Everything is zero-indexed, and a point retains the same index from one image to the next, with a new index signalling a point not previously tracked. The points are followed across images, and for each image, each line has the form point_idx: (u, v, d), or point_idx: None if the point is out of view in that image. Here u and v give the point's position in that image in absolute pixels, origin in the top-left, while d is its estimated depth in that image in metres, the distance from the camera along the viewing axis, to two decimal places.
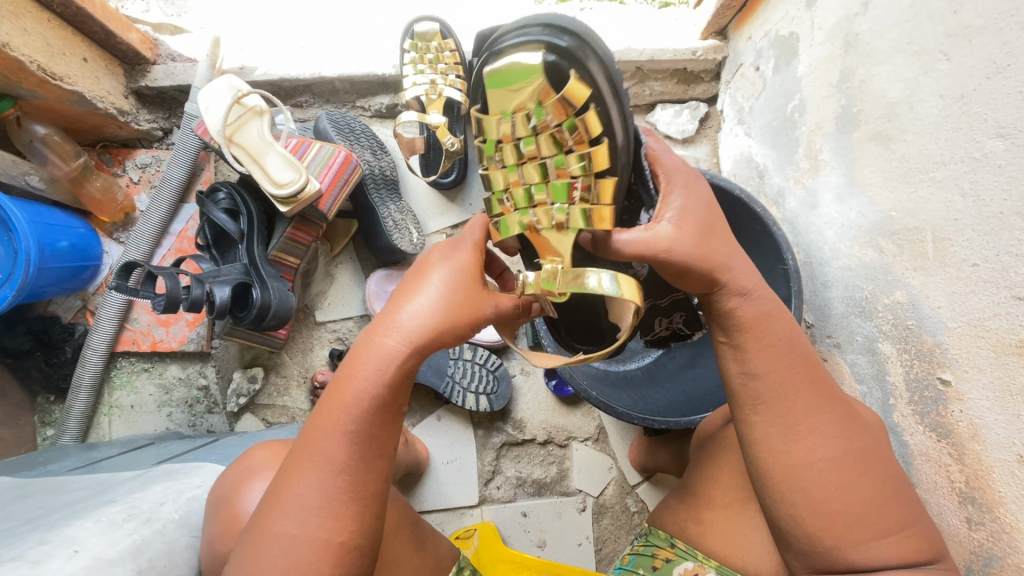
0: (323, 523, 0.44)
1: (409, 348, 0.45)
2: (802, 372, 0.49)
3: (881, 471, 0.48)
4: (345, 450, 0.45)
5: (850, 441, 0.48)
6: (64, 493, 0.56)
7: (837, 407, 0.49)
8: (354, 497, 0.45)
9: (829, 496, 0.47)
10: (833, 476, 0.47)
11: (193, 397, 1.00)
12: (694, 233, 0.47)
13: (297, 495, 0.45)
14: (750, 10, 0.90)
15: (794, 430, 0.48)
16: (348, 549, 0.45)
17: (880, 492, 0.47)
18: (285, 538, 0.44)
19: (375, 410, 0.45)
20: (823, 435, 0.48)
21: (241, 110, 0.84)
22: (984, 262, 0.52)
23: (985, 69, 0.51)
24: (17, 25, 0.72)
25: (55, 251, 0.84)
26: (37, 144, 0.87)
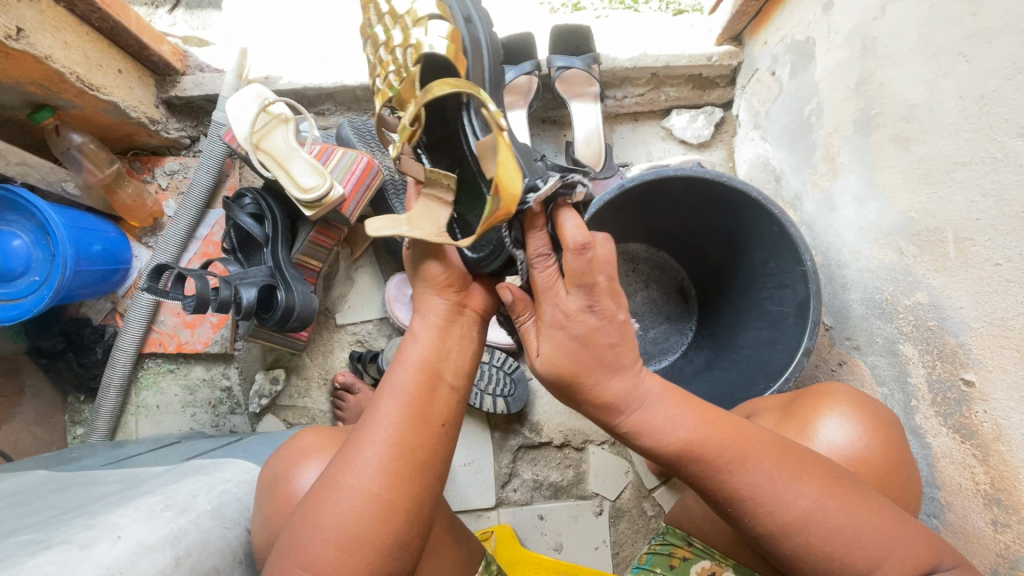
0: (375, 477, 0.45)
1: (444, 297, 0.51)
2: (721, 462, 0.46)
3: (839, 515, 0.45)
4: (396, 404, 0.47)
5: (794, 510, 0.45)
6: (101, 485, 0.58)
7: (759, 487, 0.45)
8: (407, 455, 0.46)
9: (802, 557, 0.45)
10: (787, 543, 0.45)
11: (217, 398, 1.02)
12: (568, 354, 0.47)
13: (355, 450, 0.46)
14: (766, 16, 0.91)
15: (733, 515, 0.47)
16: (397, 510, 0.45)
17: (848, 542, 0.44)
18: (340, 491, 0.45)
19: (421, 371, 0.49)
20: (761, 516, 0.45)
21: (267, 117, 0.86)
22: (1008, 261, 0.52)
23: (1004, 70, 0.52)
24: (58, 38, 0.75)
25: (89, 255, 0.87)
26: (74, 153, 0.91)
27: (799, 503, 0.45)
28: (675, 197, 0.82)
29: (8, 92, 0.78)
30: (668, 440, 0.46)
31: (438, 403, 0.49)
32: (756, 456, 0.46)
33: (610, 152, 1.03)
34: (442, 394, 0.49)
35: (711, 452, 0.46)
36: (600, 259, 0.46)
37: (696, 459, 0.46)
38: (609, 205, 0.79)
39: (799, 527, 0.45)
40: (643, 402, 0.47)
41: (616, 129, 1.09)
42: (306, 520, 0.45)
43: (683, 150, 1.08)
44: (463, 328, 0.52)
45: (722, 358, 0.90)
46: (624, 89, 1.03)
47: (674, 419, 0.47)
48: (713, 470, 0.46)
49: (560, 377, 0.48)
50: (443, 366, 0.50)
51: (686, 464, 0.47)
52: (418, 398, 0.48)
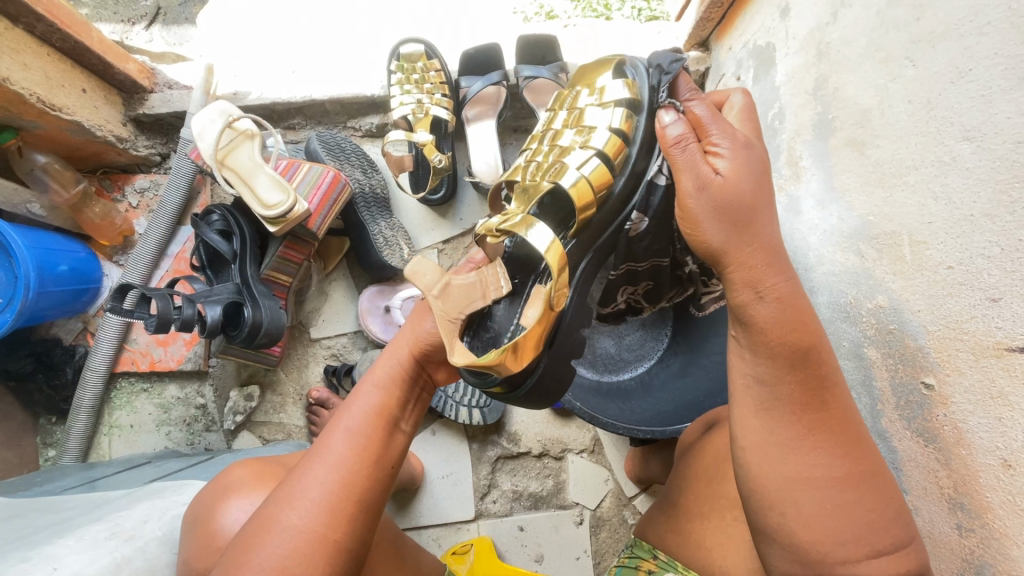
0: (321, 515, 0.45)
1: (411, 354, 0.52)
2: (816, 378, 0.45)
3: (875, 516, 0.43)
4: (349, 445, 0.48)
5: (853, 460, 0.44)
6: (54, 512, 0.57)
7: (842, 420, 0.45)
8: (355, 495, 0.46)
9: (818, 519, 0.44)
10: (833, 494, 0.43)
11: (192, 415, 1.01)
12: (752, 177, 0.47)
13: (300, 489, 0.46)
14: (729, 21, 0.91)
15: (795, 442, 0.45)
16: (339, 552, 0.45)
17: (873, 520, 0.43)
18: (284, 530, 0.44)
19: (377, 417, 0.50)
20: (818, 450, 0.44)
21: (231, 133, 0.86)
22: (960, 264, 0.52)
23: (948, 74, 0.52)
24: (17, 60, 0.75)
25: (55, 275, 0.87)
26: (38, 173, 0.90)
27: (847, 463, 0.44)
28: None
29: None
30: (781, 332, 0.46)
31: (391, 448, 0.50)
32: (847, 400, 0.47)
33: None
34: (395, 441, 0.51)
35: (815, 364, 0.46)
36: (740, 108, 0.52)
37: (805, 361, 0.45)
38: None
39: (844, 482, 0.43)
40: (780, 279, 0.48)
41: None
42: (243, 558, 0.44)
43: None
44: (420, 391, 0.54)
45: None
46: None
47: (790, 326, 0.46)
48: (813, 382, 0.45)
49: (742, 199, 0.47)
50: (396, 415, 0.51)
51: (799, 361, 0.45)
52: (372, 442, 0.49)
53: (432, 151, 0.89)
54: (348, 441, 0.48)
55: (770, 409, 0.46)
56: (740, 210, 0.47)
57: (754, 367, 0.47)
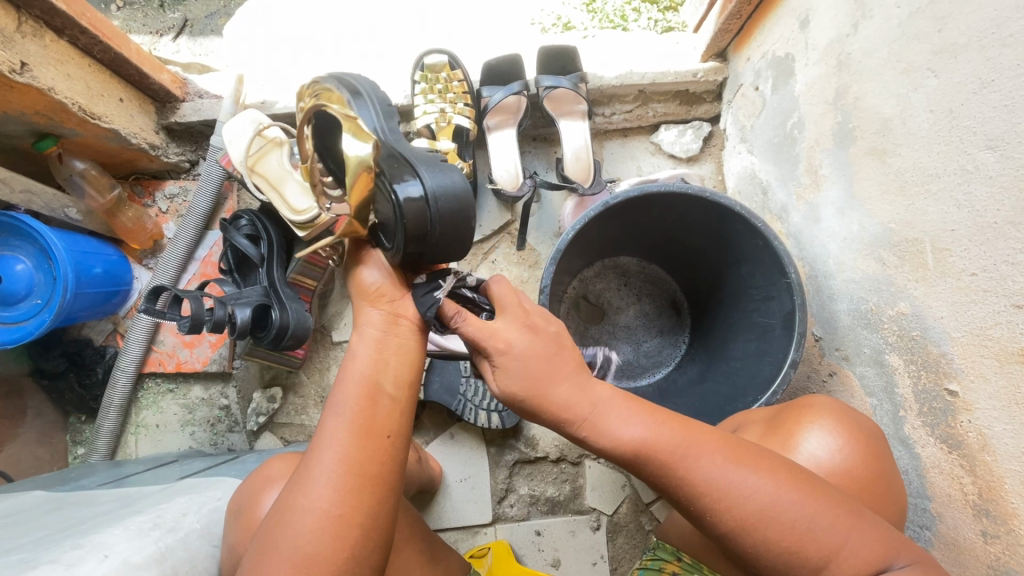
0: (325, 492, 0.46)
1: (374, 309, 0.53)
2: (669, 461, 0.48)
3: (802, 509, 0.45)
4: (340, 422, 0.49)
5: (747, 504, 0.46)
6: (94, 505, 0.59)
7: (717, 474, 0.47)
8: (355, 468, 0.47)
9: (758, 555, 0.46)
10: (762, 528, 0.45)
11: (215, 416, 1.03)
12: (521, 380, 0.50)
13: (305, 470, 0.48)
14: (748, 32, 0.92)
15: (701, 512, 0.47)
16: (352, 525, 0.46)
17: (809, 536, 0.45)
18: (297, 513, 0.46)
19: (362, 386, 0.50)
20: (717, 511, 0.47)
21: (262, 141, 0.89)
22: (983, 271, 0.53)
23: (971, 84, 0.53)
24: (61, 71, 0.79)
25: (90, 277, 0.90)
26: (77, 178, 0.94)
27: (761, 487, 0.46)
28: (661, 212, 0.82)
29: (14, 122, 0.81)
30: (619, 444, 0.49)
31: (382, 415, 0.50)
32: (707, 450, 0.48)
33: (600, 167, 1.05)
34: (384, 406, 0.51)
35: (659, 454, 0.48)
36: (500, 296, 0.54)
37: (648, 456, 0.48)
38: (596, 219, 0.78)
39: (748, 525, 0.46)
40: (594, 408, 0.50)
41: (606, 145, 1.11)
42: (262, 543, 0.46)
43: (673, 164, 1.10)
44: (406, 339, 0.54)
45: (713, 370, 0.90)
46: (612, 106, 1.05)
47: (626, 417, 0.50)
48: (661, 466, 0.48)
49: (519, 402, 0.50)
50: (383, 381, 0.52)
51: (642, 460, 0.48)
52: (361, 413, 0.49)
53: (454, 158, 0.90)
54: (339, 420, 0.49)
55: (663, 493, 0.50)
56: (537, 409, 0.50)
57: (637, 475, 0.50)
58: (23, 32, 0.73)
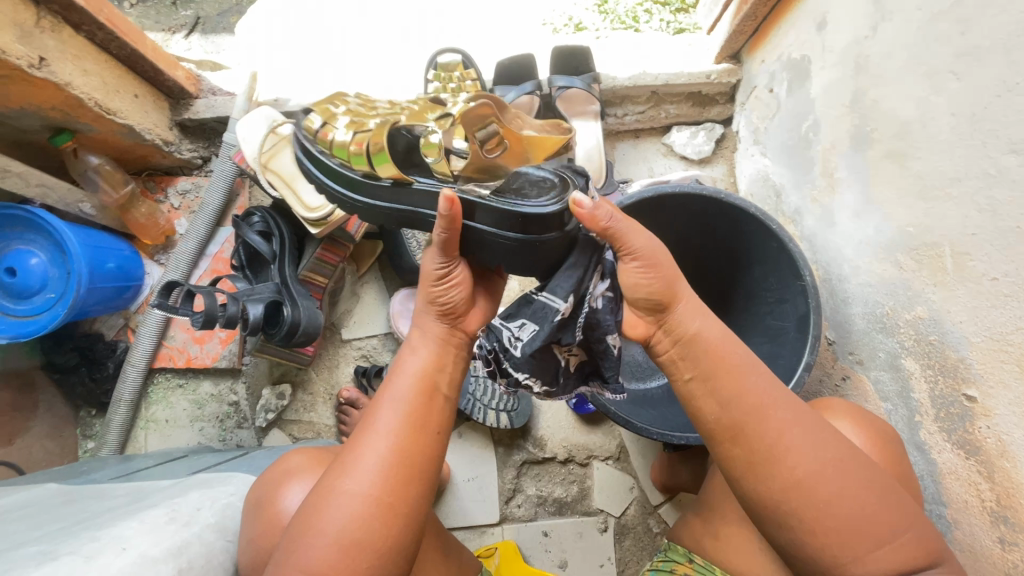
0: (376, 479, 0.46)
1: (438, 312, 0.53)
2: (762, 395, 0.49)
3: (859, 495, 0.46)
4: (395, 414, 0.48)
5: (828, 450, 0.47)
6: (108, 499, 0.59)
7: (801, 417, 0.49)
8: (409, 461, 0.47)
9: (821, 514, 0.46)
10: (822, 489, 0.46)
11: (225, 412, 1.03)
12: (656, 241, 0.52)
13: (355, 459, 0.47)
14: (763, 34, 0.92)
15: (769, 456, 0.47)
16: (398, 514, 0.46)
17: (865, 513, 0.46)
18: (343, 498, 0.46)
19: (418, 381, 0.50)
20: (800, 450, 0.47)
21: (275, 137, 0.87)
22: (1005, 276, 0.52)
23: (994, 88, 0.52)
24: (78, 66, 0.79)
25: (103, 272, 0.90)
26: (91, 174, 0.94)
27: (818, 455, 0.47)
28: (674, 214, 0.82)
29: (30, 117, 0.81)
30: (718, 358, 0.50)
31: (436, 412, 0.50)
32: (787, 410, 0.48)
33: (611, 168, 1.04)
34: (438, 404, 0.51)
35: (751, 390, 0.49)
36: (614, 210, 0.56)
37: (736, 393, 0.49)
38: None
39: (828, 473, 0.46)
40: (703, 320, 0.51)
41: (617, 146, 1.11)
42: (307, 528, 0.46)
43: (685, 165, 1.09)
44: (460, 350, 0.54)
45: None
46: (624, 107, 1.05)
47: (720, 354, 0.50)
48: (758, 399, 0.48)
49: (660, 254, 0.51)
50: (438, 380, 0.51)
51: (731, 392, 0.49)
52: (417, 408, 0.49)
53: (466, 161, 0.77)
54: (395, 411, 0.49)
55: (743, 438, 0.48)
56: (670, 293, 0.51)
57: (713, 408, 0.50)
58: (42, 27, 0.73)
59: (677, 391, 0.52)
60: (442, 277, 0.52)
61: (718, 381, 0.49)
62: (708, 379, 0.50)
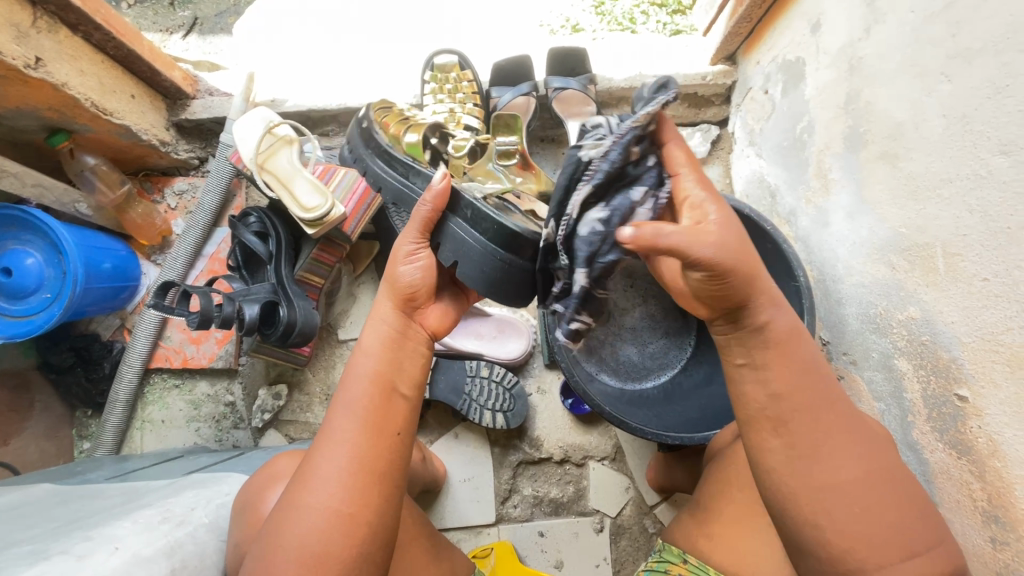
0: (335, 491, 0.46)
1: (395, 308, 0.55)
2: (821, 396, 0.48)
3: (889, 505, 0.46)
4: (352, 420, 0.49)
5: (874, 461, 0.47)
6: (102, 498, 0.59)
7: (857, 425, 0.49)
8: (367, 466, 0.47)
9: (852, 522, 0.46)
10: (858, 496, 0.46)
11: (221, 413, 1.03)
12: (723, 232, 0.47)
13: (313, 469, 0.48)
14: (758, 36, 0.92)
15: (814, 455, 0.47)
16: (358, 522, 0.46)
17: (896, 523, 0.45)
18: (303, 511, 0.46)
19: (374, 381, 0.51)
20: (845, 456, 0.47)
21: (272, 138, 0.88)
22: (996, 276, 0.52)
23: (985, 89, 0.53)
24: (74, 67, 0.79)
25: (99, 272, 0.90)
26: (87, 174, 0.94)
27: (858, 463, 0.47)
28: None
29: (26, 117, 0.82)
30: (776, 355, 0.48)
31: (393, 413, 0.50)
32: (842, 415, 0.48)
33: None
34: (396, 406, 0.51)
35: (808, 389, 0.48)
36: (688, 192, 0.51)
37: (791, 393, 0.48)
38: None
39: (868, 484, 0.46)
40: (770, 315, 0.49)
41: None
42: (271, 543, 0.46)
43: None
44: (419, 347, 0.56)
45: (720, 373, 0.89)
46: (621, 108, 1.06)
47: (780, 348, 0.49)
48: (816, 395, 0.48)
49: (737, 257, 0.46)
50: (397, 379, 0.52)
51: (790, 388, 0.48)
52: (375, 410, 0.50)
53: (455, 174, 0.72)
54: (350, 417, 0.49)
55: (785, 431, 0.48)
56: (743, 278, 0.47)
57: (761, 395, 0.49)
58: (39, 28, 0.73)
59: (727, 375, 0.52)
60: (411, 258, 0.56)
61: (772, 373, 0.49)
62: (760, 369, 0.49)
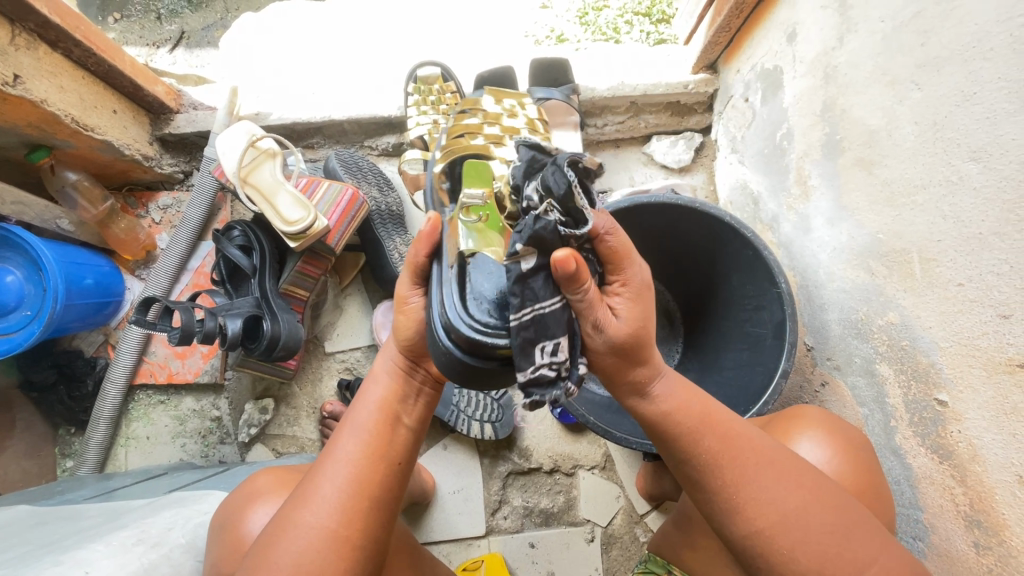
0: (332, 513, 0.46)
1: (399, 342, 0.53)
2: (742, 438, 0.50)
3: (830, 528, 0.47)
4: (356, 443, 0.49)
5: (806, 488, 0.48)
6: (79, 519, 0.58)
7: (774, 455, 0.50)
8: (366, 492, 0.47)
9: (794, 549, 0.47)
10: (796, 525, 0.47)
11: (207, 428, 1.02)
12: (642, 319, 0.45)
13: (315, 489, 0.47)
14: (737, 45, 0.94)
15: (743, 490, 0.48)
16: (353, 547, 0.46)
17: (837, 544, 0.47)
18: (300, 530, 0.46)
19: (379, 410, 0.51)
20: (778, 495, 0.48)
21: (255, 152, 0.88)
22: (970, 281, 0.53)
23: (954, 97, 0.53)
24: (54, 83, 0.79)
25: (81, 288, 0.90)
26: (69, 190, 0.93)
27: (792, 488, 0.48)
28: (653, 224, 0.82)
29: (6, 134, 0.81)
30: (681, 399, 0.50)
31: (397, 440, 0.50)
32: (757, 450, 0.49)
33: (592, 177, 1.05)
34: (400, 433, 0.51)
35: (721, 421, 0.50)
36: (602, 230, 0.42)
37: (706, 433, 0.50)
38: None
39: (798, 520, 0.47)
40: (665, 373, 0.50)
41: (598, 155, 1.12)
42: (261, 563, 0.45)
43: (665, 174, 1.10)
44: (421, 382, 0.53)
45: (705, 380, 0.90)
46: (604, 117, 1.07)
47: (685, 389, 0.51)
48: (734, 430, 0.50)
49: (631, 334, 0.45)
50: (399, 409, 0.51)
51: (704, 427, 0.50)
52: (377, 435, 0.49)
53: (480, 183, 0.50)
54: (356, 439, 0.49)
55: (711, 470, 0.49)
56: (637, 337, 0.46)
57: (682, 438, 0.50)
58: (17, 45, 0.73)
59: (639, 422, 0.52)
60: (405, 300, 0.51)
61: (693, 426, 0.49)
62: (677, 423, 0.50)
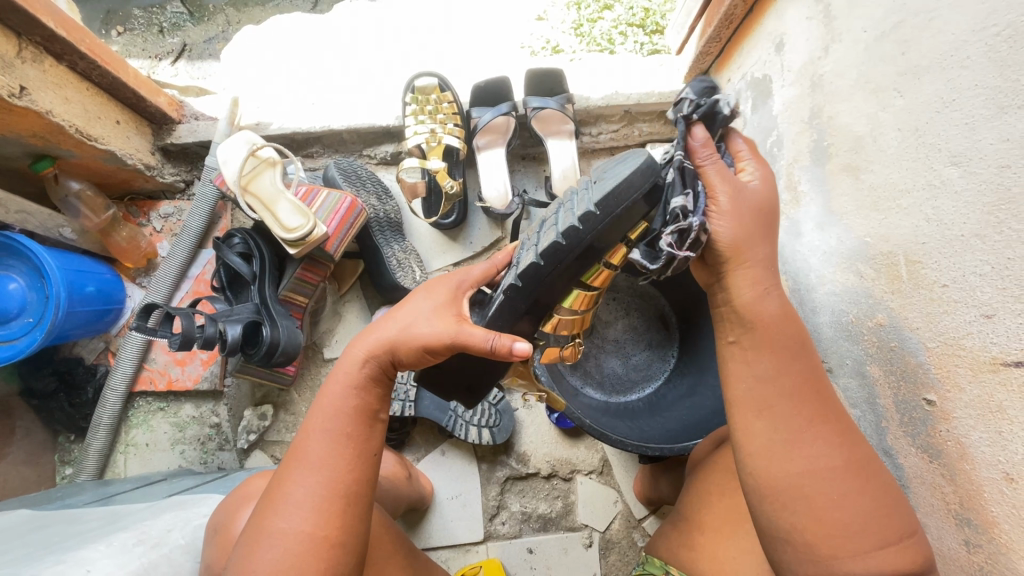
0: (306, 516, 0.47)
1: (373, 355, 0.53)
2: (810, 390, 0.53)
3: (859, 497, 0.49)
4: (329, 446, 0.49)
5: (845, 453, 0.51)
6: (79, 523, 0.59)
7: (831, 422, 0.52)
8: (340, 491, 0.48)
9: (825, 506, 0.49)
10: (836, 484, 0.49)
11: (206, 435, 1.03)
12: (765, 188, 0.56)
13: (286, 494, 0.48)
14: (728, 55, 0.96)
15: (795, 440, 0.51)
16: (332, 545, 0.47)
17: (863, 514, 0.48)
18: (275, 535, 0.47)
19: (353, 410, 0.51)
20: (817, 446, 0.51)
21: (256, 161, 0.90)
22: (954, 282, 0.54)
23: (934, 104, 0.55)
24: (60, 94, 0.81)
25: (83, 295, 0.91)
26: (71, 200, 0.95)
27: (828, 454, 0.50)
28: None
29: (11, 145, 0.83)
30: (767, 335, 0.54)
31: (373, 438, 0.52)
32: (816, 413, 0.52)
33: None
34: (375, 431, 0.53)
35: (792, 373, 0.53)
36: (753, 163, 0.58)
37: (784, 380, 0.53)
38: None
39: (828, 473, 0.50)
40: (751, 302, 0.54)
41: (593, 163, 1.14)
42: (242, 566, 0.46)
43: None
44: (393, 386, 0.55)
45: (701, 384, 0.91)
46: (599, 126, 1.09)
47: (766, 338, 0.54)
48: (805, 385, 0.53)
49: (735, 237, 0.54)
50: (373, 405, 0.53)
51: (783, 375, 0.53)
52: (354, 437, 0.51)
53: (445, 176, 0.95)
54: (331, 443, 0.50)
55: (768, 415, 0.52)
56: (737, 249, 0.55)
57: (753, 372, 0.54)
58: (23, 58, 0.75)
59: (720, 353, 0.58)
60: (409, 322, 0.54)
61: (762, 357, 0.54)
62: (746, 360, 0.53)
